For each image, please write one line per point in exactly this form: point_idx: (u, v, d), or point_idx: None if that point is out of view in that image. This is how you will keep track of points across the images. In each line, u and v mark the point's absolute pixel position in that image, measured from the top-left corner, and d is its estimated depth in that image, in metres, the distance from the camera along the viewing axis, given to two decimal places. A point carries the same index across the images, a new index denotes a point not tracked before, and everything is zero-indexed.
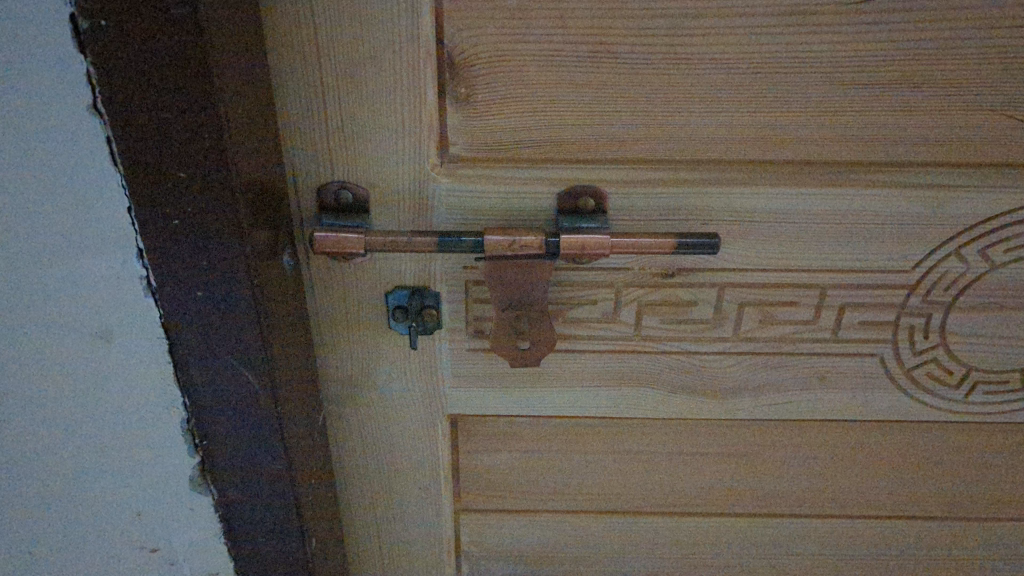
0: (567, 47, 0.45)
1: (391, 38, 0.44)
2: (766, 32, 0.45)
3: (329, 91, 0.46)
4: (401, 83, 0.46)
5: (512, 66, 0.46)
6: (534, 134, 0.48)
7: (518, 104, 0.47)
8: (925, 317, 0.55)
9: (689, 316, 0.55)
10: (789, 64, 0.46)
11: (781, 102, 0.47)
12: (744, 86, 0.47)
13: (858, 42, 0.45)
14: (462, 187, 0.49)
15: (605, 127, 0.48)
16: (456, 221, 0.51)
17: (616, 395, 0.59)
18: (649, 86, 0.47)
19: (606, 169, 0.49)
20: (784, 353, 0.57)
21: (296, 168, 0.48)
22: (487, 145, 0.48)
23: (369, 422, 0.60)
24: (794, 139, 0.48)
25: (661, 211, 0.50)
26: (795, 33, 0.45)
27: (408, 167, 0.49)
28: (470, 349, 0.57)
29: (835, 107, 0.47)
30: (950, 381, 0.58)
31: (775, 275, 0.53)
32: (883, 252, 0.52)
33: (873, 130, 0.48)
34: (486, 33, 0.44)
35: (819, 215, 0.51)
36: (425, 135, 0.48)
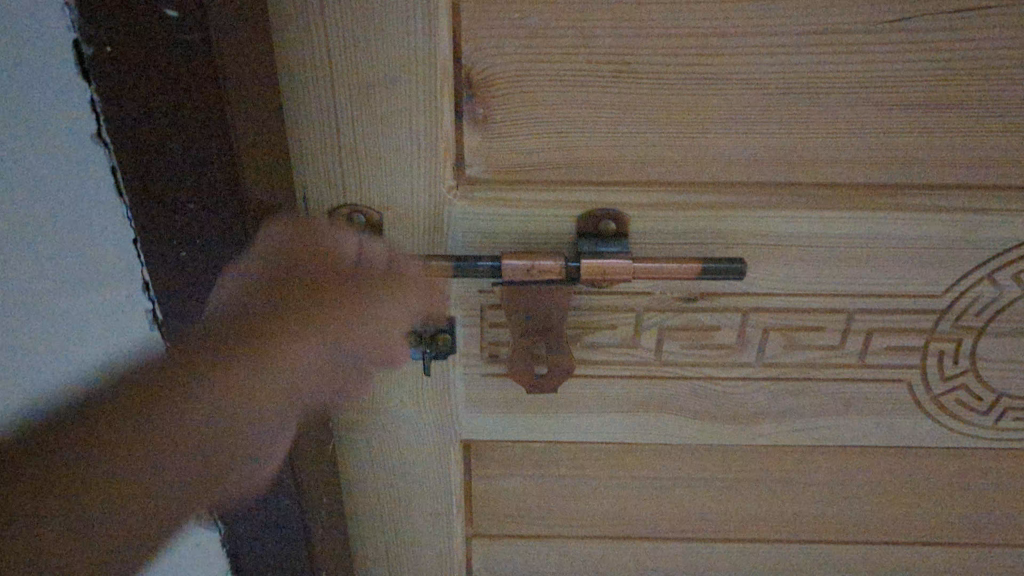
0: (589, 67, 0.43)
1: (407, 57, 0.42)
2: (796, 52, 0.43)
3: (342, 112, 0.44)
4: (417, 103, 0.44)
5: (532, 86, 0.44)
6: (553, 156, 0.46)
7: (538, 125, 0.45)
8: (955, 342, 0.53)
9: (711, 341, 0.53)
10: (820, 85, 0.44)
11: (810, 122, 0.45)
12: (772, 106, 0.45)
13: (892, 62, 0.43)
14: (479, 210, 0.48)
15: (628, 148, 0.46)
16: (472, 244, 0.49)
17: (635, 421, 0.58)
18: (674, 107, 0.45)
19: (628, 192, 0.47)
20: (808, 379, 0.55)
21: (308, 190, 0.47)
22: (505, 167, 0.47)
23: (381, 448, 0.58)
24: (823, 161, 0.46)
25: (684, 234, 0.49)
26: (827, 53, 0.43)
27: (423, 189, 0.47)
28: (484, 374, 0.55)
29: (866, 128, 0.45)
30: (980, 408, 0.56)
31: (800, 300, 0.51)
32: (913, 277, 0.50)
33: (906, 152, 0.46)
34: (504, 53, 0.43)
35: (848, 238, 0.49)
36: (441, 157, 0.46)
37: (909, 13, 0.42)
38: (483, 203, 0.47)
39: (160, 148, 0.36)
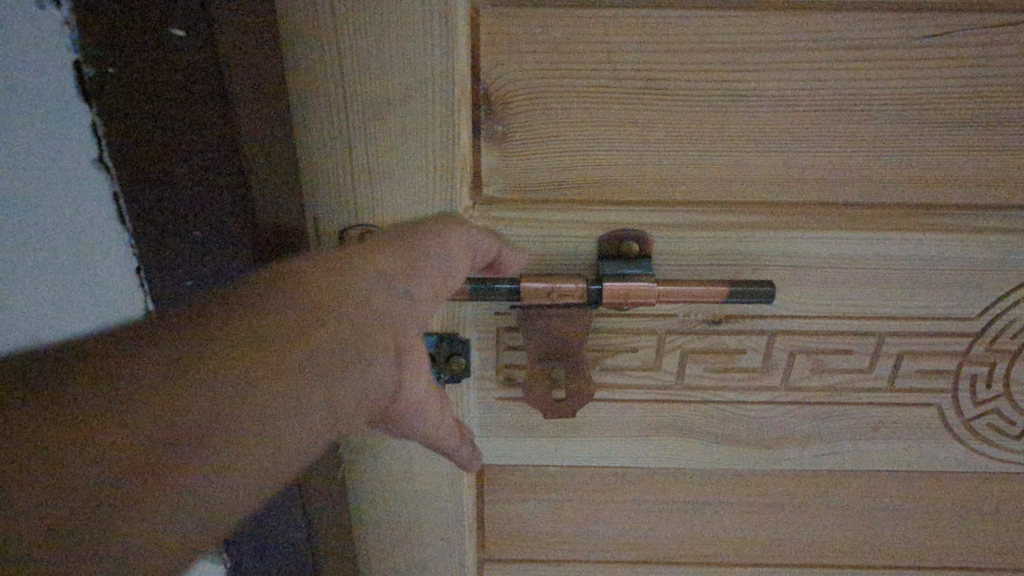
0: (614, 82, 0.41)
1: (425, 73, 0.40)
2: (832, 67, 0.41)
3: (355, 131, 0.42)
4: (433, 121, 0.42)
5: (554, 102, 0.42)
6: (575, 175, 0.44)
7: (559, 143, 0.43)
8: (988, 366, 0.51)
9: (735, 364, 0.52)
10: (857, 101, 0.42)
11: (843, 140, 0.43)
12: (804, 123, 0.43)
13: (931, 78, 0.42)
14: (496, 229, 0.46)
15: (653, 167, 0.44)
16: None
17: (654, 445, 0.56)
18: (701, 124, 0.43)
19: (652, 211, 0.45)
20: (836, 403, 0.53)
21: (317, 211, 0.45)
22: (524, 186, 0.45)
23: (390, 477, 0.55)
24: (857, 180, 0.45)
25: (710, 255, 0.47)
26: (864, 68, 0.41)
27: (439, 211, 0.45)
28: (500, 397, 0.53)
29: (903, 146, 0.43)
30: (1011, 432, 0.55)
31: (829, 322, 0.49)
32: (947, 299, 0.49)
33: (944, 171, 0.44)
34: (525, 69, 0.41)
35: (881, 260, 0.47)
36: (458, 177, 0.44)
37: (950, 27, 0.40)
38: (501, 223, 0.46)
39: (167, 163, 0.33)
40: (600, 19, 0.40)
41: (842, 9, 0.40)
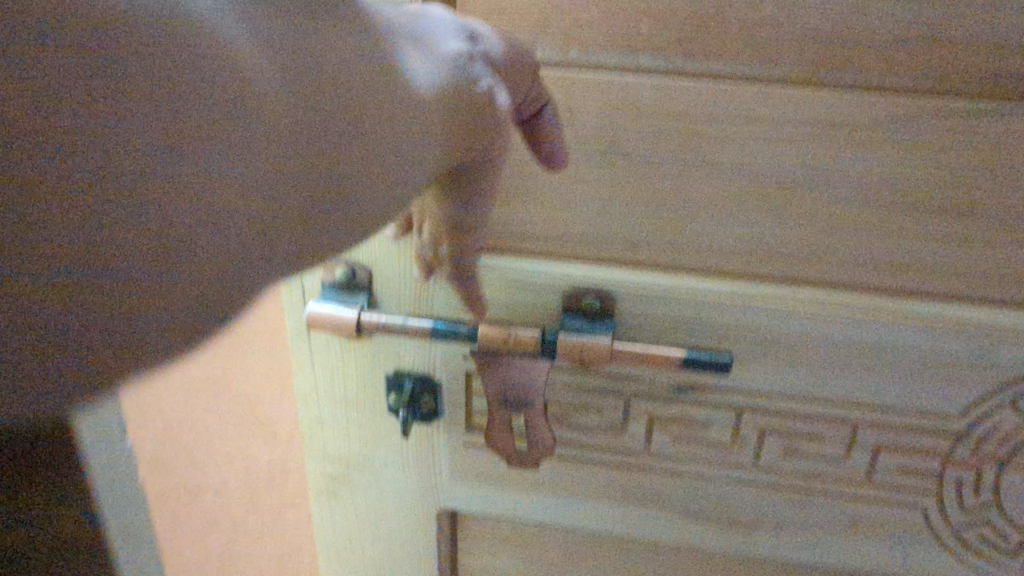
0: (574, 142, 0.43)
1: None
2: (790, 140, 0.41)
3: None
4: None
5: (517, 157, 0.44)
6: (541, 227, 0.46)
7: (526, 196, 0.45)
8: (975, 470, 0.48)
9: (705, 438, 0.51)
10: (815, 177, 0.42)
11: (806, 216, 0.43)
12: (762, 195, 0.43)
13: (895, 160, 0.41)
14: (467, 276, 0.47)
15: (616, 226, 0.45)
16: (459, 311, 0.49)
17: (624, 513, 0.55)
18: (661, 188, 0.44)
19: (617, 269, 0.46)
20: (812, 492, 0.52)
21: None
22: (495, 235, 0.47)
23: (365, 505, 0.58)
24: (823, 257, 0.44)
25: (674, 321, 0.47)
26: (821, 145, 0.41)
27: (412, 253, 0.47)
28: (467, 445, 0.54)
29: (870, 226, 0.43)
30: (1007, 547, 0.51)
31: (798, 403, 0.48)
32: (925, 393, 0.46)
33: (913, 257, 0.43)
34: None
35: (850, 341, 0.46)
36: None
37: (913, 110, 0.39)
38: None
39: None
40: (559, 81, 0.41)
41: (798, 86, 0.40)
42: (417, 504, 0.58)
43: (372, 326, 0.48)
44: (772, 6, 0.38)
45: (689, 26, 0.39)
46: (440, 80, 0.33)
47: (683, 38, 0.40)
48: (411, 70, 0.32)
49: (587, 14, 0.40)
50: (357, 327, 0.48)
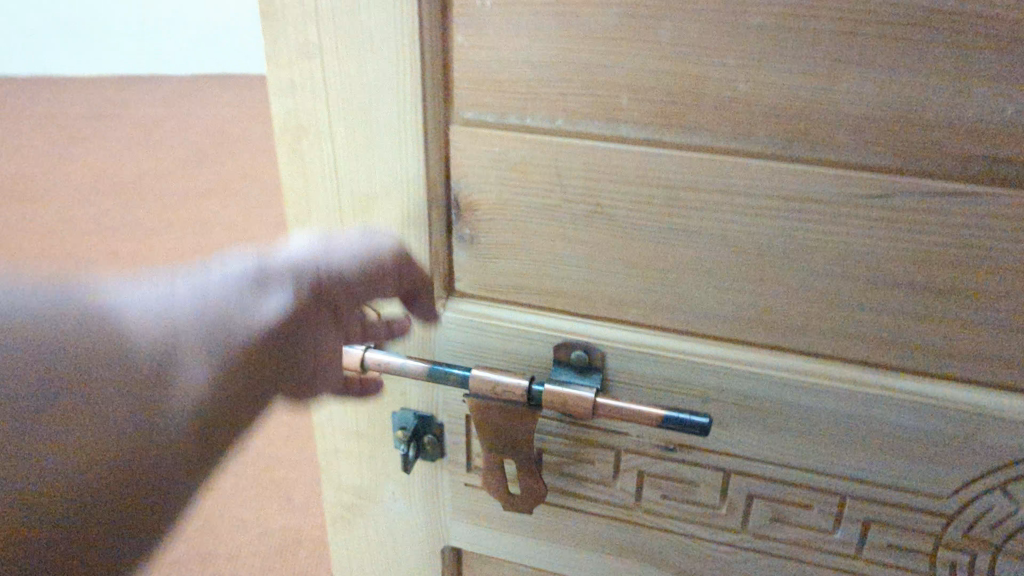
0: (564, 203, 0.45)
1: (402, 179, 0.47)
2: (765, 213, 0.42)
3: (348, 219, 0.50)
4: (411, 220, 0.48)
5: (513, 213, 0.47)
6: (533, 281, 0.49)
7: (518, 251, 0.48)
8: (967, 554, 0.47)
9: (693, 498, 0.51)
10: (790, 251, 0.43)
11: (787, 286, 0.44)
12: (740, 265, 0.44)
13: (870, 238, 0.41)
14: (464, 323, 0.50)
15: (603, 285, 0.47)
16: (458, 356, 0.52)
17: (618, 564, 0.56)
18: (644, 251, 0.45)
19: (604, 325, 0.48)
20: (802, 561, 0.51)
21: None
22: (491, 286, 0.50)
23: (376, 535, 0.61)
24: (804, 328, 0.45)
25: (659, 379, 0.48)
26: (795, 220, 0.42)
27: (415, 299, 0.51)
28: (468, 486, 0.56)
29: (848, 301, 0.43)
30: None
31: (783, 471, 0.48)
32: (911, 471, 0.46)
33: (893, 333, 0.43)
34: (488, 183, 0.46)
35: (832, 413, 0.46)
36: (433, 271, 0.50)
37: (884, 190, 0.40)
38: (466, 313, 0.50)
39: None
40: (549, 145, 0.44)
41: (773, 160, 0.41)
42: (424, 538, 0.60)
43: (375, 364, 0.51)
44: (744, 84, 0.40)
45: (664, 102, 0.41)
46: (123, 331, 0.34)
47: (661, 111, 0.41)
48: (99, 301, 0.34)
49: (572, 85, 0.42)
50: (360, 364, 0.51)
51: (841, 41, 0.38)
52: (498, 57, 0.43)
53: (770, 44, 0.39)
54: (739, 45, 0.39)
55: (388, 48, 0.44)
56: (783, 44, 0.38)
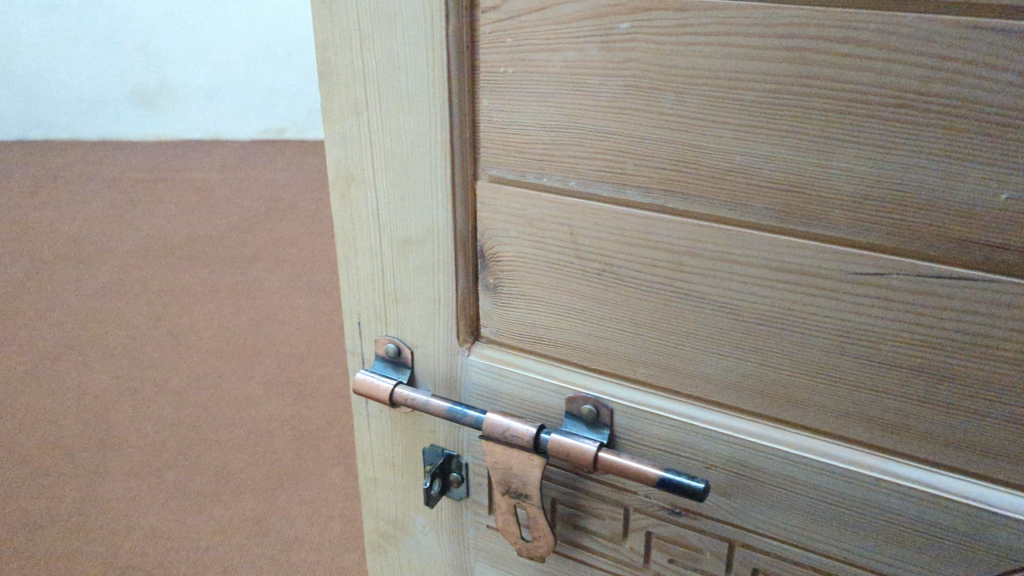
0: (576, 260, 0.47)
1: (431, 228, 0.51)
2: (763, 284, 0.42)
3: (387, 262, 0.53)
4: (440, 266, 0.52)
5: (530, 266, 0.49)
6: (549, 333, 0.50)
7: (537, 304, 0.50)
8: None
9: (699, 565, 0.51)
10: (790, 325, 0.42)
11: (786, 360, 0.43)
12: (741, 334, 0.44)
13: (868, 317, 0.40)
14: (486, 367, 0.53)
15: (612, 343, 0.48)
16: (480, 398, 0.54)
17: None
18: (649, 314, 0.46)
19: (615, 382, 0.49)
20: None
21: (361, 315, 0.56)
22: (512, 335, 0.52)
23: (407, 563, 0.64)
24: (805, 403, 0.44)
25: (664, 440, 0.49)
26: (794, 294, 0.41)
27: (443, 341, 0.54)
28: (489, 527, 0.58)
29: (848, 380, 0.42)
30: None
31: (787, 549, 0.47)
32: (917, 565, 0.44)
33: (896, 418, 0.41)
34: (510, 236, 0.49)
35: (834, 494, 0.44)
36: (460, 316, 0.53)
37: (879, 269, 0.39)
38: (489, 359, 0.53)
39: None
40: (563, 204, 0.46)
41: (768, 232, 0.41)
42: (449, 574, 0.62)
43: (401, 400, 0.54)
44: (739, 157, 0.40)
45: (666, 169, 0.42)
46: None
47: (663, 178, 0.43)
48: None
49: (583, 150, 0.45)
50: (388, 398, 0.54)
51: (831, 118, 0.37)
52: (518, 119, 0.46)
53: (763, 118, 0.39)
54: (734, 118, 0.40)
55: (421, 108, 0.48)
56: (776, 119, 0.39)
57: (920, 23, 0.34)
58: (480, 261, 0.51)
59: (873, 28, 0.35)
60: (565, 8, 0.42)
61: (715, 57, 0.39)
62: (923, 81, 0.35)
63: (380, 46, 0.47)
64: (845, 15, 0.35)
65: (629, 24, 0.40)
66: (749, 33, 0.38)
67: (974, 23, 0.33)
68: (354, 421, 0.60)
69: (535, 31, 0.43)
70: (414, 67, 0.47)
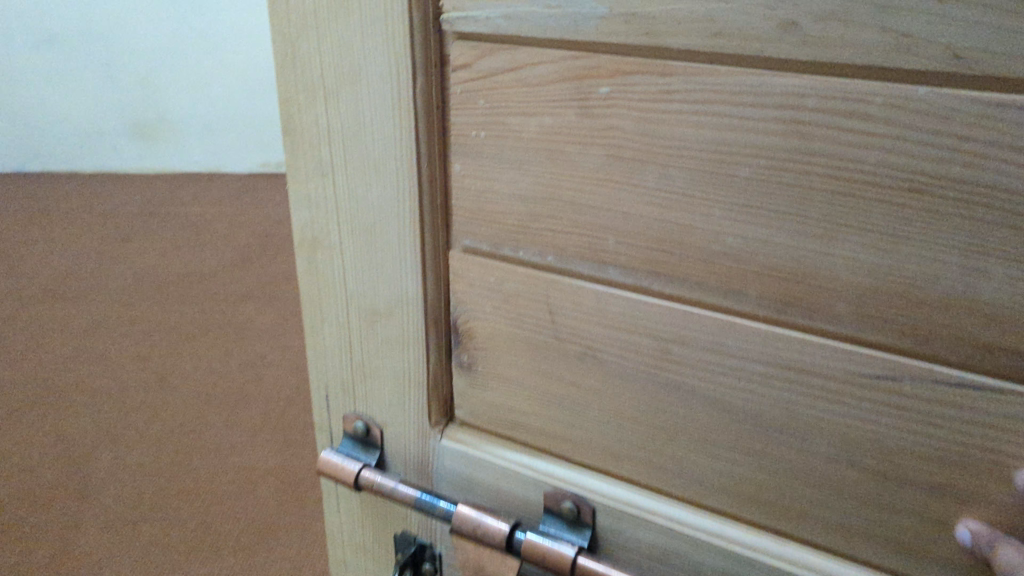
0: (554, 342, 0.43)
1: (401, 300, 0.47)
2: (759, 381, 0.37)
3: (356, 334, 0.49)
4: (410, 341, 0.47)
5: (507, 346, 0.45)
6: (528, 419, 0.46)
7: (514, 387, 0.45)
8: None
9: None
10: (787, 427, 0.37)
11: (785, 466, 0.38)
12: (735, 434, 0.39)
13: (877, 425, 0.35)
14: (459, 452, 0.48)
15: (596, 434, 0.44)
16: (455, 485, 0.49)
17: None
18: (634, 405, 0.41)
19: (597, 477, 0.44)
20: None
21: (331, 389, 0.52)
22: (489, 418, 0.47)
23: None
24: (807, 514, 0.38)
25: (651, 545, 0.43)
26: (793, 394, 0.36)
27: (415, 421, 0.49)
28: None
29: (856, 494, 0.37)
30: None
31: None
32: None
33: (911, 539, 0.36)
34: (484, 312, 0.45)
35: None
36: (432, 395, 0.48)
37: (890, 372, 0.34)
38: (463, 444, 0.48)
39: None
40: (539, 281, 0.42)
41: (764, 323, 0.36)
42: None
43: (368, 484, 0.49)
44: (732, 239, 0.36)
45: (651, 248, 0.38)
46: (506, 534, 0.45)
47: (648, 259, 0.38)
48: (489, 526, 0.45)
49: (561, 224, 0.40)
50: (355, 481, 0.50)
51: (833, 202, 0.33)
52: (493, 188, 0.42)
53: (758, 198, 0.34)
54: (725, 196, 0.35)
55: (389, 172, 0.44)
56: (773, 198, 0.34)
57: (936, 97, 0.30)
58: (454, 337, 0.46)
59: (881, 101, 0.31)
60: (539, 69, 0.37)
61: (703, 128, 0.34)
62: (940, 163, 0.30)
63: (345, 105, 0.43)
64: (849, 86, 0.31)
65: (609, 88, 0.36)
66: (743, 103, 0.33)
67: (999, 99, 0.29)
68: (324, 500, 0.55)
69: (507, 93, 0.39)
70: (381, 128, 0.43)
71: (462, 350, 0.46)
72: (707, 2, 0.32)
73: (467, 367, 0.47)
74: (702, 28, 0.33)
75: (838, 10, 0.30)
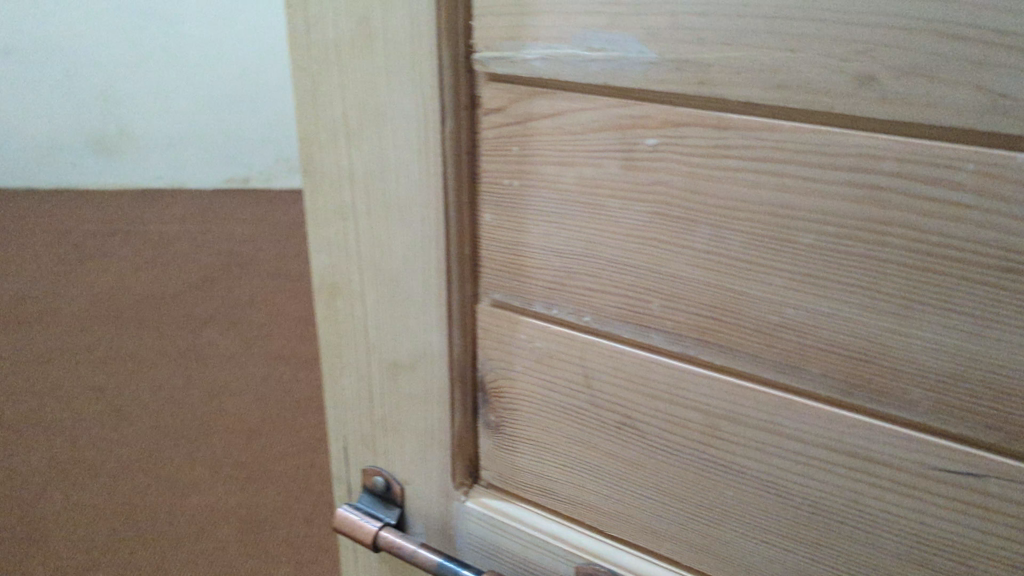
0: (589, 407, 0.39)
1: (424, 354, 0.43)
2: (819, 466, 0.33)
3: (377, 386, 0.46)
4: (433, 397, 0.44)
5: (537, 408, 0.41)
6: (560, 486, 0.42)
7: (545, 451, 0.42)
8: None
9: None
10: (849, 518, 0.34)
11: (845, 559, 0.34)
12: (789, 519, 0.35)
13: (953, 524, 0.31)
14: (486, 516, 0.45)
15: (633, 507, 0.40)
16: (481, 549, 0.46)
17: None
18: (676, 480, 0.38)
19: (634, 554, 0.41)
20: None
21: (350, 440, 0.49)
22: (517, 481, 0.44)
23: None
24: None
25: None
26: (857, 483, 0.33)
27: (439, 480, 0.46)
28: None
29: None
30: None
31: None
32: None
33: None
34: (514, 371, 0.41)
35: None
36: (456, 455, 0.45)
37: (971, 468, 0.30)
38: (490, 509, 0.45)
39: None
40: (574, 341, 0.39)
41: (826, 404, 0.32)
42: None
43: (387, 545, 0.46)
44: (792, 310, 0.32)
45: (700, 315, 0.34)
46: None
47: (695, 326, 0.35)
48: None
49: (600, 284, 0.37)
50: (372, 541, 0.47)
51: (911, 277, 0.29)
52: (526, 240, 0.38)
53: (823, 268, 0.31)
54: (785, 264, 0.31)
55: (414, 219, 0.40)
56: (841, 270, 0.30)
57: None
58: (481, 395, 0.43)
59: (973, 168, 0.27)
60: (580, 117, 0.34)
61: (763, 188, 0.31)
62: None
63: (368, 146, 0.40)
64: (936, 151, 0.27)
65: (656, 140, 0.33)
66: (809, 163, 0.30)
67: None
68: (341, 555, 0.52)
69: (544, 141, 0.35)
70: (406, 172, 0.40)
71: (489, 409, 0.43)
72: (772, 51, 0.29)
73: (495, 427, 0.43)
74: (766, 79, 0.29)
75: (927, 66, 0.26)
